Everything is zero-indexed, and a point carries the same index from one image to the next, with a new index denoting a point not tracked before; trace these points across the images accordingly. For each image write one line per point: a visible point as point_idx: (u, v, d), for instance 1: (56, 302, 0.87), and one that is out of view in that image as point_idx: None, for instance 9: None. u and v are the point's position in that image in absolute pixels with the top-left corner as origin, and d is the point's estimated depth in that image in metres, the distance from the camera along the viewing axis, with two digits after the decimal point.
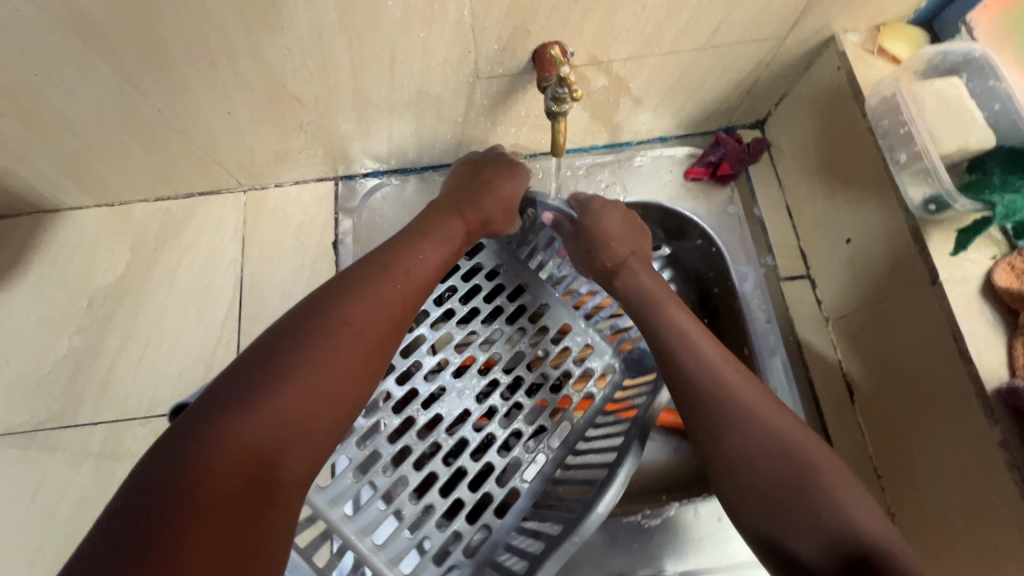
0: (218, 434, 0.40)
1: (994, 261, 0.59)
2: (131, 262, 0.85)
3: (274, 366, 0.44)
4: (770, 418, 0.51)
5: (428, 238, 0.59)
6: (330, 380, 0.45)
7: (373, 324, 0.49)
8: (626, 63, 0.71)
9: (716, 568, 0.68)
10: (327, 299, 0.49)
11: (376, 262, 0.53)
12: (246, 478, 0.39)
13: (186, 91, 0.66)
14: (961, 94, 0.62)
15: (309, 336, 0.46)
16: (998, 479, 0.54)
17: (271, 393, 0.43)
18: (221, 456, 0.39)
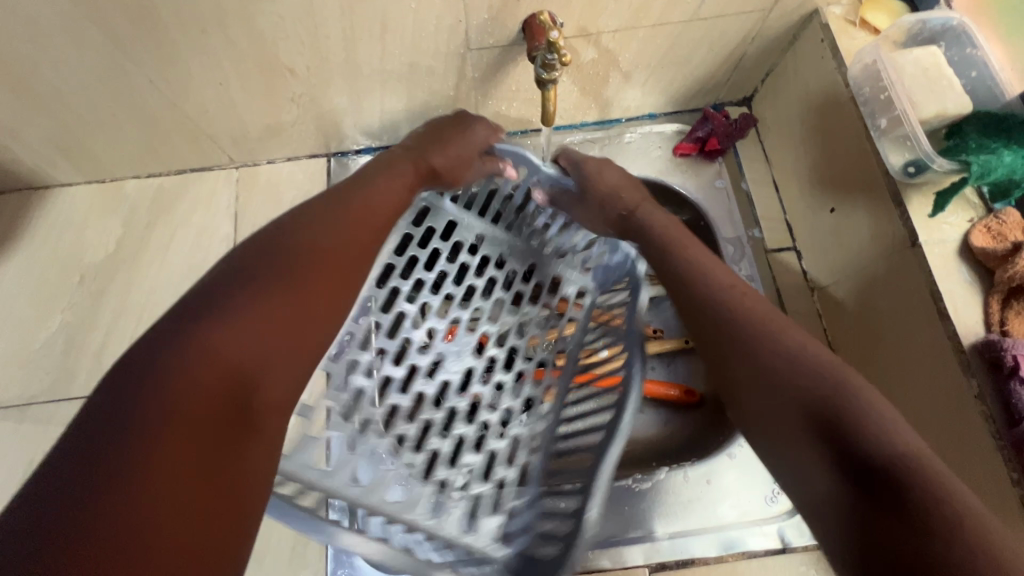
0: (186, 351, 0.37)
1: (972, 223, 0.61)
2: (123, 238, 0.85)
3: (243, 287, 0.42)
4: (781, 330, 0.50)
5: (393, 177, 0.58)
6: (307, 308, 0.45)
7: (345, 249, 0.49)
8: (615, 35, 0.72)
9: (704, 530, 0.70)
10: (296, 226, 0.49)
11: (345, 194, 0.54)
12: (224, 396, 0.38)
13: (178, 60, 0.66)
14: (940, 62, 0.63)
15: (275, 263, 0.45)
16: (976, 431, 0.56)
17: (249, 312, 0.41)
18: (194, 372, 0.37)
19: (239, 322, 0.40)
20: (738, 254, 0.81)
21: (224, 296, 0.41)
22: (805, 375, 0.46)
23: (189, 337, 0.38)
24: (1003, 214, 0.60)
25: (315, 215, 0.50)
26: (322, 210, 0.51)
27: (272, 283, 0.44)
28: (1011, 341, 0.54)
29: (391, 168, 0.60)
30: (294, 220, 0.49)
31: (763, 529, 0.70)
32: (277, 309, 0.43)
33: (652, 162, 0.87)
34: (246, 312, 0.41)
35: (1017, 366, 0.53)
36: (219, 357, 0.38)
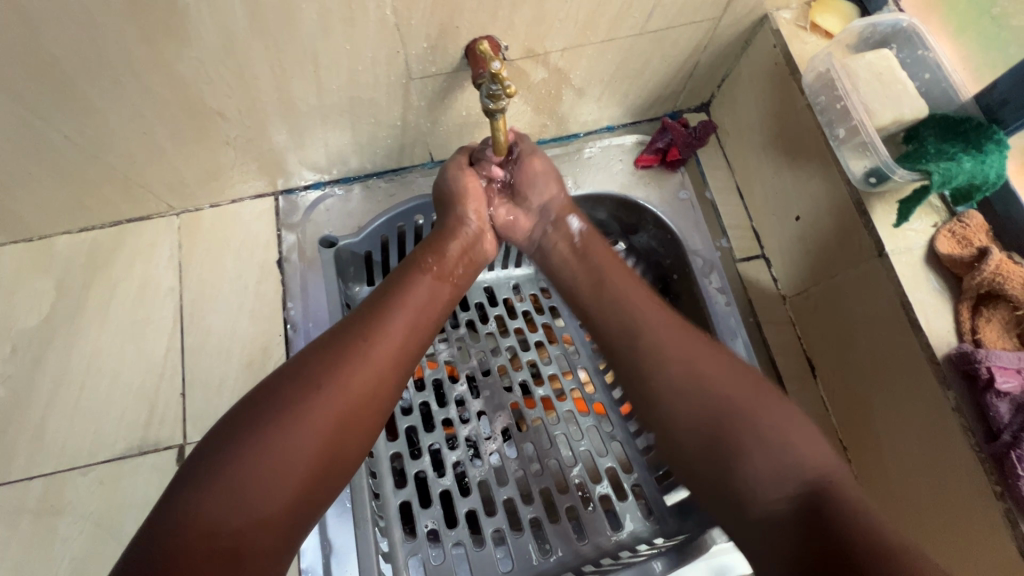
0: (193, 507, 0.44)
1: (936, 228, 0.60)
2: (58, 299, 0.79)
3: (247, 432, 0.47)
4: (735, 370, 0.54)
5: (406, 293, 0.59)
6: (303, 455, 0.48)
7: (345, 391, 0.51)
8: (563, 54, 0.69)
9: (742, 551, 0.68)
10: (310, 361, 0.52)
11: (355, 319, 0.56)
12: (218, 551, 0.43)
13: (94, 113, 0.61)
14: (892, 66, 0.62)
15: (282, 406, 0.49)
16: (956, 443, 0.55)
17: (245, 461, 0.46)
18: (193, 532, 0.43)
19: (232, 476, 0.45)
20: (707, 267, 0.78)
21: (227, 452, 0.46)
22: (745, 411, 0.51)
23: (196, 492, 0.45)
24: (966, 218, 0.59)
25: (317, 358, 0.52)
26: (323, 352, 0.52)
27: (278, 439, 0.47)
28: (983, 352, 0.53)
29: (402, 273, 0.61)
30: (304, 364, 0.52)
31: None
32: (273, 467, 0.46)
33: (616, 176, 0.83)
34: (247, 467, 0.46)
35: (992, 377, 0.52)
36: (210, 523, 0.44)
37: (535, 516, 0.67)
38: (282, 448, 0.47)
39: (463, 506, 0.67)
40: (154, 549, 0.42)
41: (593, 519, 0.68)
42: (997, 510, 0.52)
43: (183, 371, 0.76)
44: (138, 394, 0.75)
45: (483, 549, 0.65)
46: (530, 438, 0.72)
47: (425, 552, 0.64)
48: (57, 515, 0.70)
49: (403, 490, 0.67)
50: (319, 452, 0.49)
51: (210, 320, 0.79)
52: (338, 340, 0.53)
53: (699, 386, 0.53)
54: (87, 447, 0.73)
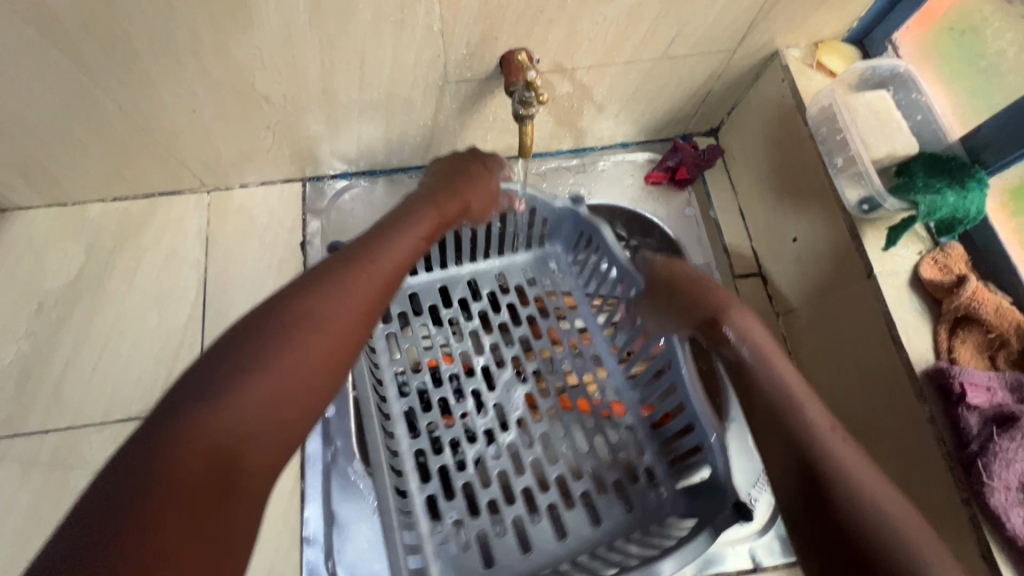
0: (194, 426, 0.38)
1: (921, 255, 0.65)
2: (86, 263, 0.82)
3: (255, 344, 0.43)
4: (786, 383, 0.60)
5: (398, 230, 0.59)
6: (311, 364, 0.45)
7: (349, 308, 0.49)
8: (589, 71, 0.74)
9: (724, 544, 0.72)
10: (304, 283, 0.49)
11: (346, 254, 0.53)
12: (218, 471, 0.38)
13: (151, 88, 0.65)
14: (889, 106, 0.68)
15: (279, 326, 0.45)
16: (927, 452, 0.59)
17: (258, 380, 0.42)
18: (198, 446, 0.37)
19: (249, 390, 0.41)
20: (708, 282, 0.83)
21: (237, 353, 0.43)
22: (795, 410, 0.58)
23: (180, 419, 0.38)
24: (947, 248, 0.65)
25: (317, 279, 0.50)
26: (325, 271, 0.51)
27: (287, 355, 0.44)
28: (958, 368, 0.58)
29: (402, 220, 0.61)
30: (294, 296, 0.47)
31: (730, 548, 0.71)
32: (283, 383, 0.43)
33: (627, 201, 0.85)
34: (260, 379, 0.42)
35: (964, 391, 0.57)
36: (202, 440, 0.38)
37: (552, 502, 0.71)
38: (286, 366, 0.43)
39: (483, 494, 0.71)
40: (129, 478, 0.35)
41: (609, 505, 0.72)
42: (964, 516, 0.56)
43: (202, 341, 0.79)
44: (158, 359, 0.78)
45: (500, 537, 0.69)
46: (545, 426, 0.75)
47: (450, 540, 0.68)
48: (69, 469, 0.72)
49: (425, 484, 0.70)
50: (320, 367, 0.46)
51: (233, 295, 0.82)
52: (333, 271, 0.51)
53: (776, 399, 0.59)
54: (103, 405, 0.75)
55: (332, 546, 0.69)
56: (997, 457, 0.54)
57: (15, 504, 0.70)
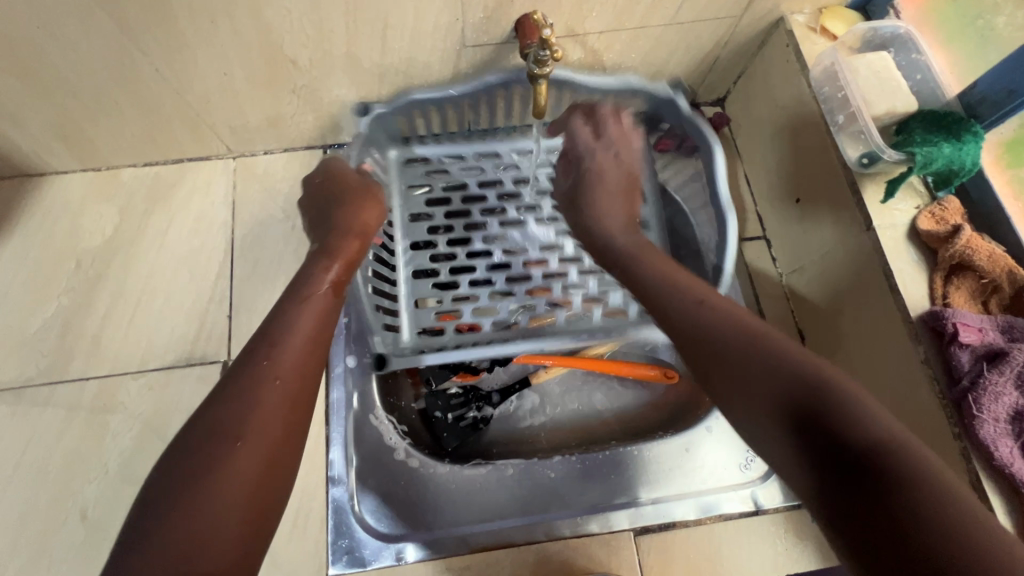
0: (167, 527, 0.44)
1: (918, 209, 0.68)
2: (120, 224, 0.87)
3: (200, 450, 0.47)
4: (778, 345, 0.52)
5: (321, 261, 0.65)
6: (264, 449, 0.49)
7: (286, 386, 0.53)
8: (600, 36, 0.77)
9: (723, 491, 0.75)
10: (229, 384, 0.52)
11: (260, 335, 0.56)
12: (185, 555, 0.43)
13: (186, 50, 0.69)
14: (888, 65, 0.70)
15: (218, 425, 0.49)
16: (920, 391, 0.63)
17: (212, 472, 0.46)
18: (175, 540, 0.43)
19: (210, 477, 0.46)
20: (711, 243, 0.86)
21: (183, 465, 0.47)
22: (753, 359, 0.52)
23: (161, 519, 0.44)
24: (945, 202, 0.67)
25: (237, 376, 0.52)
26: (246, 361, 0.53)
27: (228, 451, 0.47)
28: (951, 311, 0.61)
29: (302, 274, 0.64)
30: (211, 406, 0.50)
31: (733, 493, 0.74)
32: (227, 478, 0.46)
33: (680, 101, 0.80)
34: (209, 480, 0.46)
35: (956, 332, 0.60)
36: (179, 530, 0.44)
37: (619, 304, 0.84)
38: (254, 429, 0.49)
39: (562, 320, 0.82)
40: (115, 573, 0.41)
41: None
42: (954, 450, 0.59)
43: (230, 297, 0.84)
44: (189, 313, 0.82)
45: (521, 490, 0.75)
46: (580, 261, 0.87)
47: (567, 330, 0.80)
48: (109, 413, 0.76)
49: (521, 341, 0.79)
50: (275, 449, 0.50)
51: (259, 254, 0.86)
52: (239, 370, 0.53)
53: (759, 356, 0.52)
54: (138, 356, 0.80)
55: (355, 486, 0.74)
56: (986, 391, 0.57)
57: (59, 445, 0.75)
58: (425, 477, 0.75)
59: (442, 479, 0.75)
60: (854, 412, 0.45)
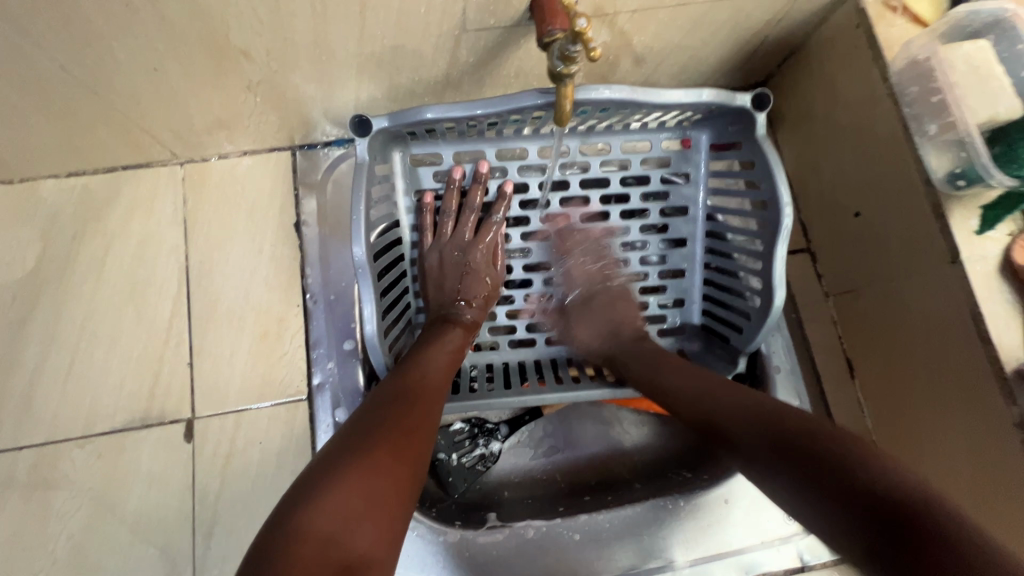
0: (309, 514, 0.41)
1: (1012, 237, 0.57)
2: (45, 252, 0.71)
3: (348, 442, 0.48)
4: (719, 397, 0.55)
5: (430, 346, 0.64)
6: (394, 438, 0.49)
7: (406, 398, 0.54)
8: (633, 16, 0.62)
9: (761, 543, 0.68)
10: (379, 395, 0.55)
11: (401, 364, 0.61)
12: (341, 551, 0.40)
13: (97, 42, 0.51)
14: (990, 58, 0.57)
15: (372, 420, 0.51)
16: (1011, 457, 0.55)
17: (375, 451, 0.47)
18: (325, 517, 0.41)
19: (348, 464, 0.45)
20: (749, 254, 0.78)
21: (337, 451, 0.47)
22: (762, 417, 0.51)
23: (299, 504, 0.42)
24: None
25: (384, 387, 0.56)
26: (395, 380, 0.57)
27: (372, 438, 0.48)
28: None
29: (433, 338, 0.65)
30: (366, 411, 0.52)
31: (778, 548, 0.68)
32: (380, 461, 0.46)
33: (754, 122, 0.64)
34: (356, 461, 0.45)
35: None
36: (321, 522, 0.41)
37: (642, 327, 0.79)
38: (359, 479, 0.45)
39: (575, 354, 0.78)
40: (273, 549, 0.39)
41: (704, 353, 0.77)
42: None
43: (190, 339, 0.70)
44: (139, 362, 0.69)
45: (547, 554, 0.67)
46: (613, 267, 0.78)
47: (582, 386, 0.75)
48: (53, 489, 0.64)
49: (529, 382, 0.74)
50: (399, 442, 0.49)
51: (221, 286, 0.72)
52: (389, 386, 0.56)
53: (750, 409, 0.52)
54: (82, 417, 0.67)
55: None
56: None
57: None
58: (435, 547, 0.66)
59: (454, 550, 0.66)
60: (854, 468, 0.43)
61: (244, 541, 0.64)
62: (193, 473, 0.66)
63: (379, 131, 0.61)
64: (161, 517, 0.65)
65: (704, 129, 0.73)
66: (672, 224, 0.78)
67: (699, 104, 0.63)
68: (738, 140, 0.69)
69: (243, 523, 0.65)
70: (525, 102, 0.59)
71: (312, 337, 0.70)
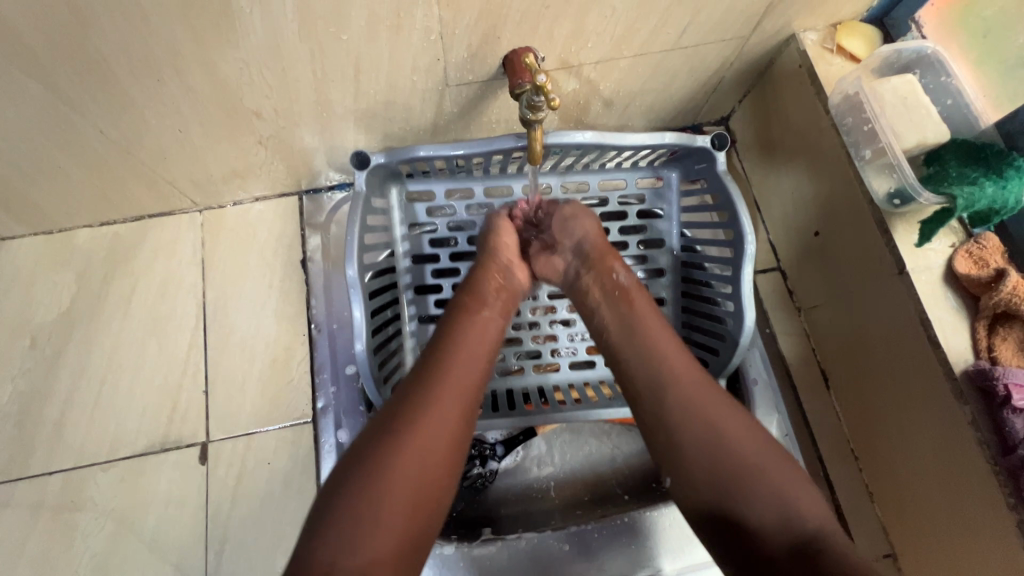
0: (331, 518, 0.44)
1: (954, 248, 0.62)
2: (78, 294, 0.79)
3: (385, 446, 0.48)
4: (711, 410, 0.52)
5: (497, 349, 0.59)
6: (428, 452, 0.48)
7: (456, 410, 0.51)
8: (596, 66, 0.70)
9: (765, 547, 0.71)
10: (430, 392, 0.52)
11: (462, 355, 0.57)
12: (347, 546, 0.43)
13: (132, 110, 0.60)
14: (916, 90, 0.64)
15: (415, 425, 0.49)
16: (969, 454, 0.58)
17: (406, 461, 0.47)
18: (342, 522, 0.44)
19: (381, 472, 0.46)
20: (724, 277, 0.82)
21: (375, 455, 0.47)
22: (739, 461, 0.49)
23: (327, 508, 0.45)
24: (983, 239, 0.61)
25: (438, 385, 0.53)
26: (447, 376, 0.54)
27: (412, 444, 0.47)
28: (1000, 369, 0.55)
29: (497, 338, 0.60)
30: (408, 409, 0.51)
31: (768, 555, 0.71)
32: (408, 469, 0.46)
33: (716, 160, 0.72)
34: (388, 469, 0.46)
35: (1008, 394, 0.54)
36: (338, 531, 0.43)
37: None
38: (392, 482, 0.45)
39: (560, 379, 0.82)
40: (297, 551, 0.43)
41: None
42: (1011, 521, 0.55)
43: (206, 369, 0.76)
44: (159, 391, 0.75)
45: (541, 563, 0.70)
46: None
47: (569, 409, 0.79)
48: (79, 510, 0.70)
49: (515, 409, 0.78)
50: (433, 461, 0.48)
51: (234, 319, 0.79)
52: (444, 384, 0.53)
53: (706, 427, 0.51)
54: (107, 443, 0.73)
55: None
56: None
57: (27, 548, 0.69)
58: (431, 559, 0.69)
59: (449, 562, 0.69)
60: (787, 512, 0.47)
61: (253, 556, 0.69)
62: (206, 494, 0.71)
63: (377, 166, 0.69)
64: (176, 534, 0.69)
65: (674, 168, 0.80)
66: (650, 253, 0.82)
67: (663, 146, 0.70)
68: (704, 177, 0.76)
69: (252, 540, 0.69)
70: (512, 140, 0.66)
71: (316, 362, 0.76)
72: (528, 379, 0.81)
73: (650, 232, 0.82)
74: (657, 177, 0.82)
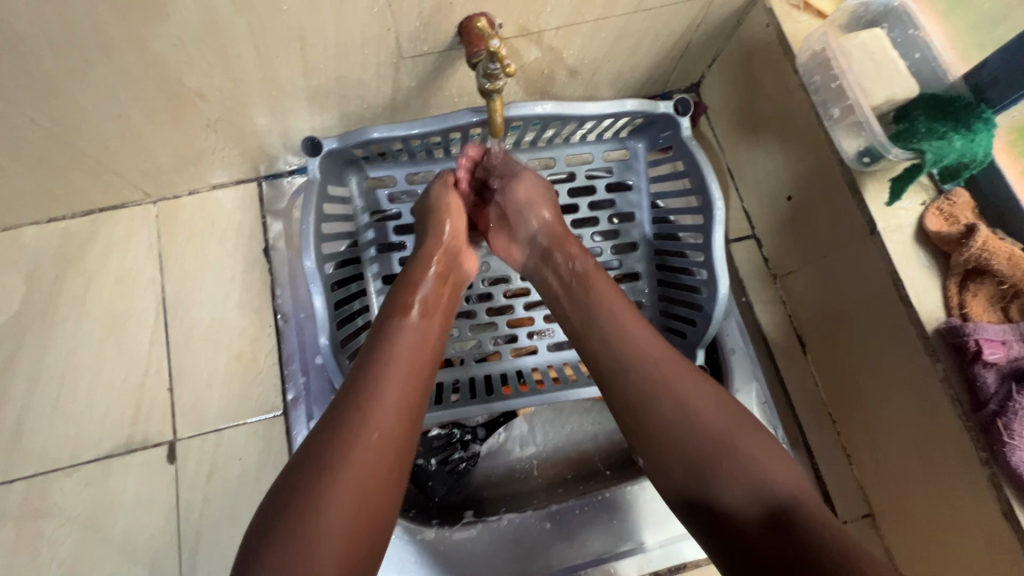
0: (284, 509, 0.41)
1: (925, 206, 0.61)
2: (29, 294, 0.75)
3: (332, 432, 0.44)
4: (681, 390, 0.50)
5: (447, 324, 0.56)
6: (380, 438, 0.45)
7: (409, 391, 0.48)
8: (558, 32, 0.67)
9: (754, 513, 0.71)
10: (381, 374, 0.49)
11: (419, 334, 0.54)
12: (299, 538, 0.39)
13: (62, 96, 0.56)
14: (884, 45, 0.63)
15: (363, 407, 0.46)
16: (942, 411, 0.58)
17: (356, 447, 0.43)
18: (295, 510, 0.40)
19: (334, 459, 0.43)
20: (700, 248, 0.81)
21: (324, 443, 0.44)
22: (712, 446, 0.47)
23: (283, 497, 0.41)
24: (953, 196, 0.61)
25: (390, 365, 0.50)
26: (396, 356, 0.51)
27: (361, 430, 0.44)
28: (971, 326, 0.55)
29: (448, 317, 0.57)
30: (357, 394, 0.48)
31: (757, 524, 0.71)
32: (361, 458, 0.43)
33: (680, 126, 0.71)
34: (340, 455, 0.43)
35: (979, 349, 0.54)
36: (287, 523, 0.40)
37: None
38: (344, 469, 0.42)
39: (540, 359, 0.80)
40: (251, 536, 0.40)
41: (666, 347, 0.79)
42: (982, 476, 0.55)
43: (169, 366, 0.74)
44: (122, 391, 0.72)
45: (526, 545, 0.69)
46: None
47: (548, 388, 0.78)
48: (43, 517, 0.67)
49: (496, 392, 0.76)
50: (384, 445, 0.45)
51: (195, 314, 0.76)
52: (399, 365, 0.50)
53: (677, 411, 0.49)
54: (69, 447, 0.70)
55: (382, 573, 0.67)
56: (1017, 415, 0.52)
57: None
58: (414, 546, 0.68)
59: (433, 546, 0.68)
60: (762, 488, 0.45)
61: (228, 553, 0.67)
62: (176, 493, 0.69)
63: (330, 152, 0.66)
64: (147, 536, 0.68)
65: (640, 139, 0.78)
66: (624, 227, 0.81)
67: (626, 114, 0.68)
68: (670, 145, 0.75)
69: (227, 537, 0.68)
70: (469, 118, 0.64)
71: (285, 354, 0.74)
72: (507, 360, 0.80)
73: (621, 207, 0.81)
74: (624, 151, 0.80)
